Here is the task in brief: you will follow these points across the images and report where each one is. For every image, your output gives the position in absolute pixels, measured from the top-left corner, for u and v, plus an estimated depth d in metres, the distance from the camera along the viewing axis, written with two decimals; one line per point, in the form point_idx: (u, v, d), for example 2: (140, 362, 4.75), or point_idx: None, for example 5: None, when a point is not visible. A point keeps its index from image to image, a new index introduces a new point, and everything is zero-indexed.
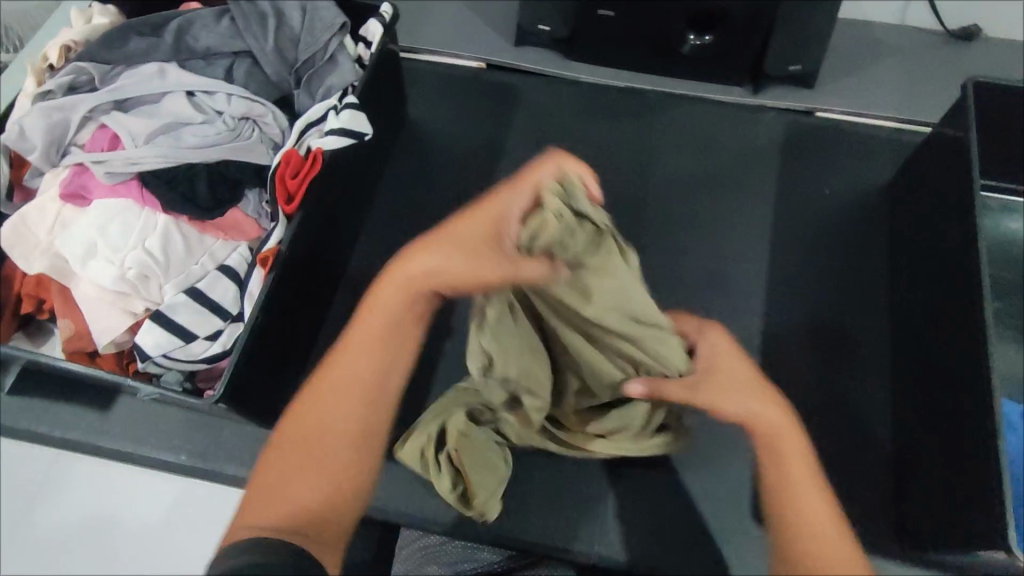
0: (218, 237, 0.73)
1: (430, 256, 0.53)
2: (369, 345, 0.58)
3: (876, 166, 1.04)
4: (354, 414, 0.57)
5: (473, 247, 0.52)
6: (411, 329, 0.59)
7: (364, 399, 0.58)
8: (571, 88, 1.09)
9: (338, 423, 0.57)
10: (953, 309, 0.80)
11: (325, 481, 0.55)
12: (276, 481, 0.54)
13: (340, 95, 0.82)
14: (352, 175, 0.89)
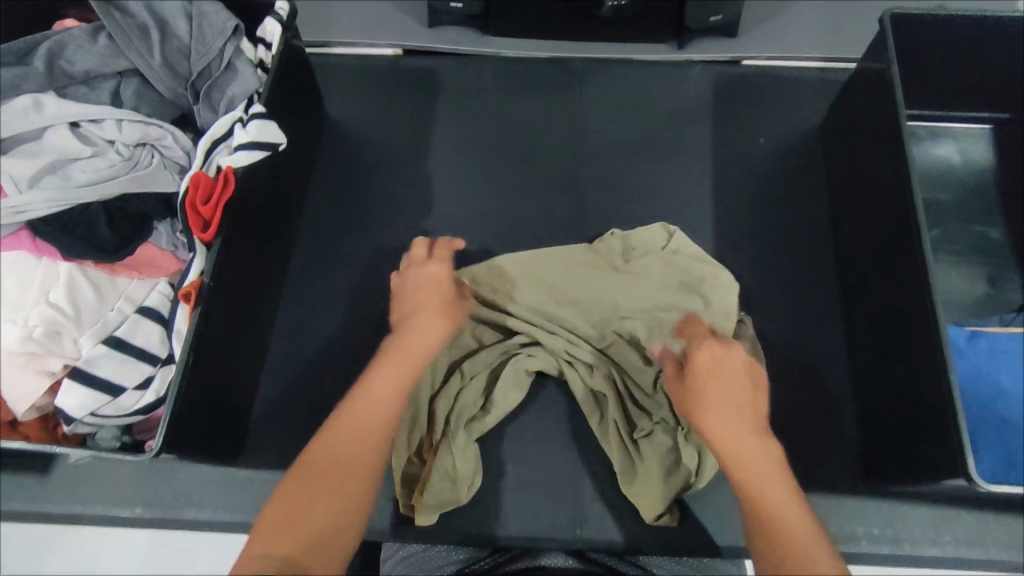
0: (131, 277, 0.67)
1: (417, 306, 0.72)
2: (391, 376, 0.68)
3: (806, 107, 1.04)
4: (368, 454, 0.64)
5: (442, 297, 0.74)
6: (406, 368, 0.68)
7: (368, 434, 0.64)
8: (494, 64, 1.07)
9: (347, 459, 0.63)
10: (894, 242, 0.79)
11: (320, 516, 0.60)
12: (290, 517, 0.59)
13: (244, 106, 0.77)
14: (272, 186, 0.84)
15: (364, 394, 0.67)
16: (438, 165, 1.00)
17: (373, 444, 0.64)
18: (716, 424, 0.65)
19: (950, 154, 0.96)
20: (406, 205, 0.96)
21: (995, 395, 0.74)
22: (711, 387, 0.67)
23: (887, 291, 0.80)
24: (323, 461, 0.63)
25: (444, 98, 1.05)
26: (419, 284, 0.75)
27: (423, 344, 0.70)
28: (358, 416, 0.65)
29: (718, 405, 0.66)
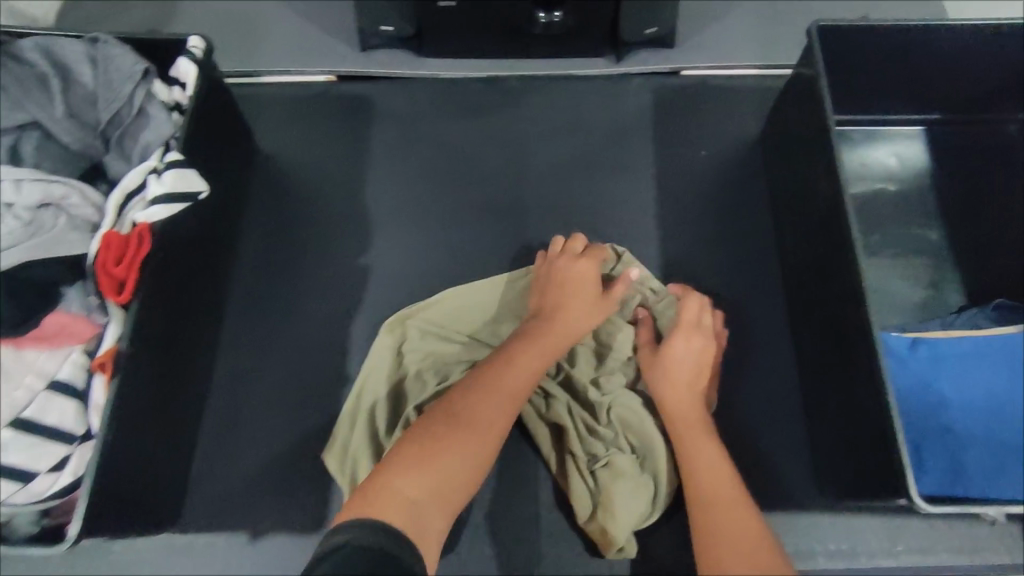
0: (41, 350, 0.63)
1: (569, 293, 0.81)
2: (533, 356, 0.75)
3: (746, 115, 1.04)
4: (498, 419, 0.70)
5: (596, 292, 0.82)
6: (548, 352, 0.77)
7: (505, 402, 0.71)
8: (430, 87, 1.04)
9: (486, 427, 0.69)
10: (832, 255, 0.79)
11: (453, 462, 0.65)
12: (421, 456, 0.64)
13: (159, 153, 0.72)
14: (196, 236, 0.80)
15: (509, 366, 0.74)
16: (376, 196, 0.97)
17: (506, 413, 0.71)
18: (672, 389, 0.78)
19: (885, 158, 0.97)
20: (345, 241, 0.93)
21: (939, 404, 0.75)
22: (677, 364, 0.79)
23: (827, 306, 0.80)
24: (462, 423, 0.68)
25: (380, 125, 1.02)
26: (578, 276, 0.82)
27: (557, 334, 0.78)
28: (500, 386, 0.72)
29: (676, 380, 0.78)
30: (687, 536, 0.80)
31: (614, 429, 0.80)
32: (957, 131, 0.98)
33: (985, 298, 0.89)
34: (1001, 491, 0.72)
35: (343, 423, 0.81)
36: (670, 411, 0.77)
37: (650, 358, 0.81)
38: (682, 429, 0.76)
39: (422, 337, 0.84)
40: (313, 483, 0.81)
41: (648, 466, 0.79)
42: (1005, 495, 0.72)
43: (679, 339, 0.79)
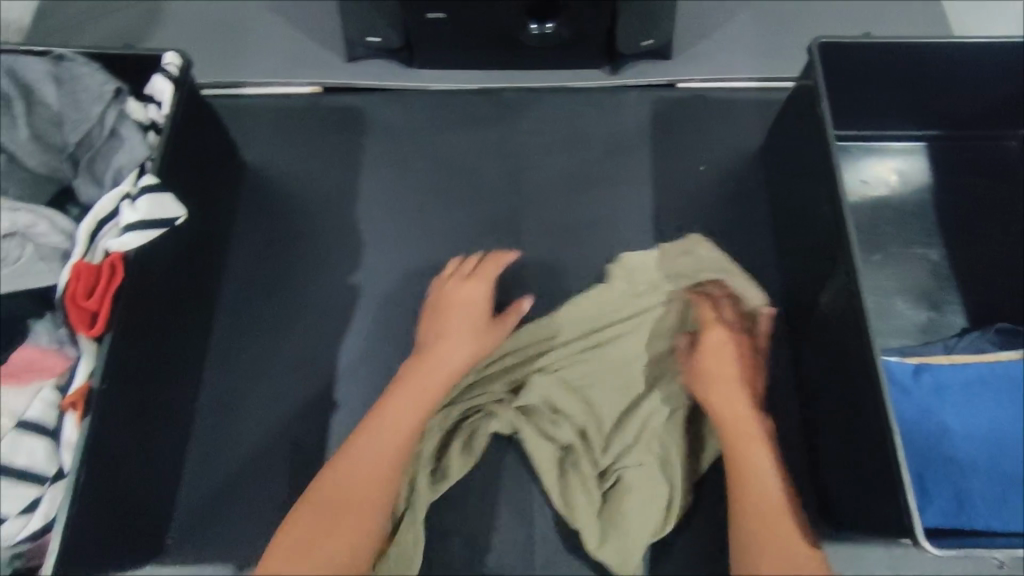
0: (11, 385, 0.60)
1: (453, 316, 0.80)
2: (407, 406, 0.73)
3: (745, 128, 1.02)
4: (379, 463, 0.69)
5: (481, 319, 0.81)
6: (426, 381, 0.75)
7: (399, 432, 0.72)
8: (421, 99, 1.01)
9: (380, 463, 0.69)
10: (833, 277, 0.77)
11: (351, 528, 0.65)
12: (305, 528, 0.65)
13: (133, 176, 0.69)
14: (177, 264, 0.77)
15: (410, 394, 0.74)
16: (366, 212, 0.94)
17: (403, 443, 0.71)
18: (717, 392, 0.76)
19: (885, 175, 0.95)
20: (333, 259, 0.90)
21: (941, 434, 0.73)
22: (717, 364, 0.78)
23: (830, 334, 0.79)
24: (360, 470, 0.69)
25: (370, 137, 0.99)
26: (467, 297, 0.82)
27: (456, 357, 0.77)
28: (390, 428, 0.72)
29: (720, 380, 0.77)
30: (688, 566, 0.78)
31: (633, 441, 0.79)
32: (960, 146, 0.95)
33: (988, 319, 0.87)
34: (1006, 521, 0.70)
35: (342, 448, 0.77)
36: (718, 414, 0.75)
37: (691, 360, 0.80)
38: (734, 434, 0.73)
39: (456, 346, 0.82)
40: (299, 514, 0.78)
41: (666, 475, 0.78)
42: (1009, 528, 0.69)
43: (717, 336, 0.79)
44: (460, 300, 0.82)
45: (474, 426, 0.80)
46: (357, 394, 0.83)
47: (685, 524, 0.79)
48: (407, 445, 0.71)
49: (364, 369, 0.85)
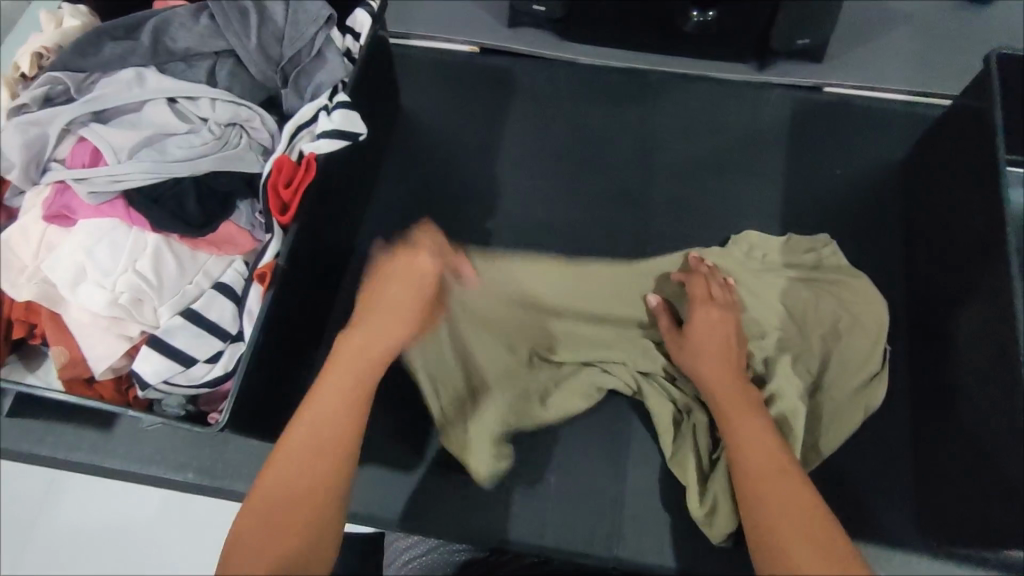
0: (211, 253, 0.69)
1: (376, 309, 0.72)
2: (336, 390, 0.65)
3: (888, 139, 1.01)
4: (301, 469, 0.60)
5: (415, 304, 0.72)
6: (364, 376, 0.66)
7: (345, 405, 0.64)
8: (570, 71, 1.07)
9: (329, 438, 0.62)
10: (979, 289, 0.79)
11: (268, 543, 0.56)
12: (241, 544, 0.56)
13: (329, 94, 0.78)
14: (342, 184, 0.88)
15: (348, 349, 0.68)
16: (506, 166, 1.00)
17: (351, 418, 0.64)
18: (700, 363, 0.77)
19: None
20: (472, 205, 0.97)
21: None
22: (706, 339, 0.78)
23: (969, 350, 0.79)
24: (314, 443, 0.61)
25: (518, 99, 1.05)
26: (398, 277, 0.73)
27: (382, 334, 0.70)
28: (303, 426, 0.62)
29: (708, 358, 0.77)
30: None
31: None
32: None
33: None
34: None
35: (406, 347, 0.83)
36: (708, 383, 0.76)
37: (674, 338, 0.81)
38: (727, 407, 0.73)
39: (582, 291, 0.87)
40: (414, 425, 0.85)
41: None
42: None
43: (701, 313, 0.80)
44: (383, 282, 0.73)
45: (596, 378, 0.84)
46: None
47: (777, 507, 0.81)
48: (331, 446, 0.62)
49: None
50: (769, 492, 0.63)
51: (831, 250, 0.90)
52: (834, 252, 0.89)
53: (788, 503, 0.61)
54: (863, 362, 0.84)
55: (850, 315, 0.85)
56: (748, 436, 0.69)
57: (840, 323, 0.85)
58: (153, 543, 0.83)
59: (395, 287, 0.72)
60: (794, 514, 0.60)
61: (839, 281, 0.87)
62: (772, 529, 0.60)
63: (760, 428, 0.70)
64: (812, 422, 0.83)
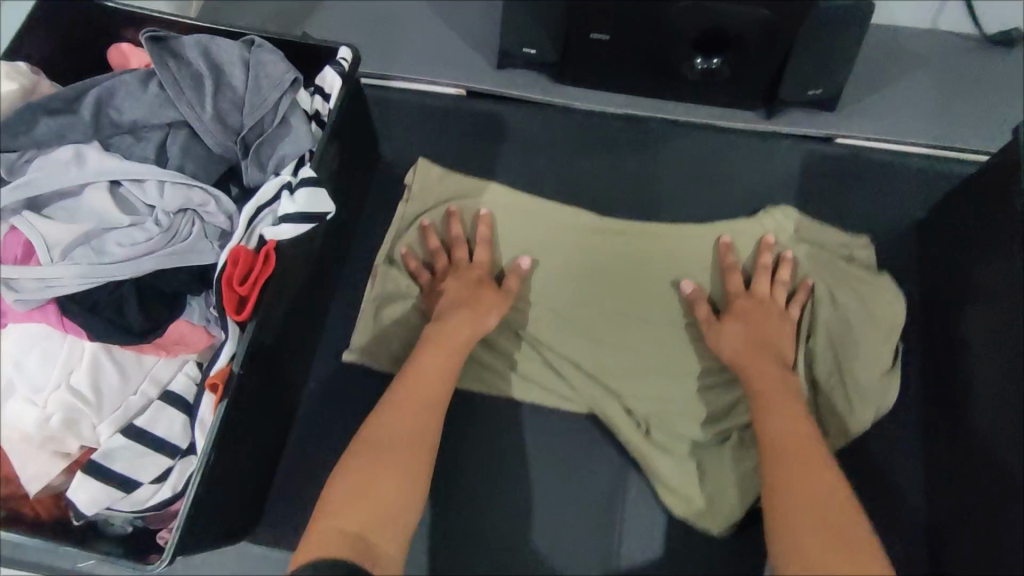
0: (159, 356, 0.62)
1: (453, 295, 0.82)
2: (437, 359, 0.77)
3: (903, 196, 0.94)
4: (405, 426, 0.69)
5: (485, 285, 0.83)
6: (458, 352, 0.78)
7: (415, 409, 0.72)
8: (563, 117, 0.99)
9: (401, 443, 0.68)
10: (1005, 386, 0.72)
11: (390, 487, 0.63)
12: (351, 490, 0.62)
13: (293, 165, 0.71)
14: (321, 253, 0.81)
15: (443, 329, 0.79)
16: None
17: (424, 423, 0.71)
18: (739, 347, 0.79)
19: None
20: None
21: None
22: (754, 328, 0.80)
23: (993, 425, 0.74)
24: (383, 443, 0.67)
25: (507, 149, 0.98)
26: (465, 289, 0.82)
27: (464, 309, 0.80)
28: (411, 388, 0.74)
29: (754, 346, 0.78)
30: None
31: None
32: None
33: None
34: None
35: (366, 328, 0.86)
36: (747, 369, 0.77)
37: (712, 321, 0.82)
38: (765, 396, 0.74)
39: (597, 270, 0.89)
40: None
41: None
42: None
43: (743, 303, 0.82)
44: (460, 273, 0.85)
45: (604, 358, 0.86)
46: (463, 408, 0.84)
47: None
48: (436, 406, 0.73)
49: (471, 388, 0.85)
50: (797, 473, 0.64)
51: (862, 246, 0.89)
52: (869, 254, 0.89)
53: (810, 490, 0.63)
54: (877, 356, 0.83)
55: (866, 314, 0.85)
56: (777, 424, 0.70)
57: (857, 323, 0.84)
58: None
59: (466, 279, 0.84)
60: (814, 499, 0.61)
61: (861, 277, 0.87)
62: (791, 482, 0.64)
63: (797, 424, 0.70)
64: None
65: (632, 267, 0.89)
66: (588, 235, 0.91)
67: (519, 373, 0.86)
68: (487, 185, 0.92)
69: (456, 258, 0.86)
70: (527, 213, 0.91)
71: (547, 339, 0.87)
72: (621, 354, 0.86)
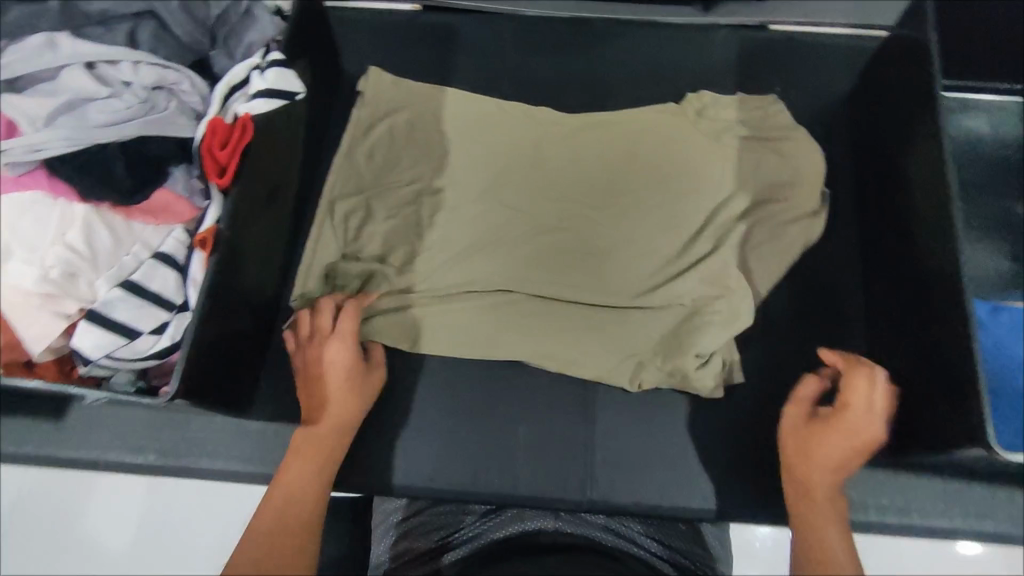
0: (147, 222, 0.67)
1: (301, 364, 0.79)
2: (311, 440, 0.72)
3: (835, 72, 1.01)
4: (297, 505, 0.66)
5: (340, 350, 0.77)
6: (336, 437, 0.74)
7: (300, 494, 0.68)
8: (513, 24, 1.04)
9: (292, 522, 0.65)
10: (920, 207, 0.79)
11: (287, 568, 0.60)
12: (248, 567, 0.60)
13: (261, 53, 0.75)
14: (278, 155, 0.85)
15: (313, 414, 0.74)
16: (453, 124, 0.96)
17: (315, 504, 0.67)
18: (842, 461, 0.67)
19: (977, 129, 0.95)
20: (421, 163, 0.95)
21: (1015, 369, 0.75)
22: (835, 447, 0.67)
23: (920, 241, 0.79)
24: (278, 522, 0.64)
25: (462, 57, 1.03)
26: (337, 360, 0.76)
27: (331, 384, 0.76)
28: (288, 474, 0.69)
29: (823, 461, 0.67)
30: (739, 477, 0.82)
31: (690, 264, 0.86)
32: None
33: None
34: None
35: (318, 236, 0.91)
36: (812, 489, 0.66)
37: (825, 415, 0.69)
38: (816, 513, 0.64)
39: (540, 157, 0.94)
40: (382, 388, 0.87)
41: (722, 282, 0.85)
42: None
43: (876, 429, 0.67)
44: (300, 359, 0.78)
45: (542, 239, 0.90)
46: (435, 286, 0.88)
47: (744, 438, 0.84)
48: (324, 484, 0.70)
49: (443, 269, 0.89)
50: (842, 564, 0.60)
51: (778, 108, 0.95)
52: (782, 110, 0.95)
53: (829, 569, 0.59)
54: (801, 201, 0.90)
55: (790, 169, 0.92)
56: (825, 520, 0.64)
57: (784, 176, 0.91)
58: (138, 521, 0.85)
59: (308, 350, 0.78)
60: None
61: (782, 137, 0.93)
62: None
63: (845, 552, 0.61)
64: (767, 355, 0.87)
65: (569, 152, 0.94)
66: (533, 126, 0.96)
67: (455, 246, 0.90)
68: (445, 90, 0.98)
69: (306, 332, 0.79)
70: (472, 109, 0.97)
71: (486, 215, 0.91)
72: (558, 235, 0.90)
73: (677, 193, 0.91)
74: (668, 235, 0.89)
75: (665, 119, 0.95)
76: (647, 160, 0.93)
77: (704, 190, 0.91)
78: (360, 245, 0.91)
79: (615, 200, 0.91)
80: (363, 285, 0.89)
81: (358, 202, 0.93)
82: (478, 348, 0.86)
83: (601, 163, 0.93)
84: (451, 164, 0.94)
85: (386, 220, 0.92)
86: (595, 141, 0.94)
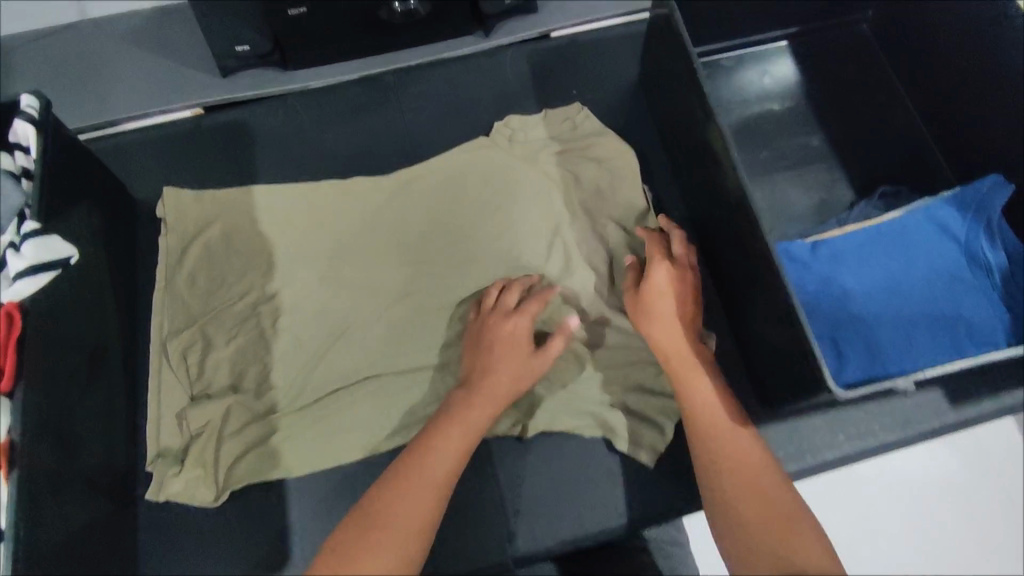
0: None
1: (492, 320, 0.80)
2: (450, 418, 0.72)
3: (623, 61, 1.05)
4: (420, 504, 0.64)
5: (508, 313, 0.80)
6: (487, 413, 0.74)
7: (433, 485, 0.66)
8: (302, 100, 1.01)
9: (407, 516, 0.64)
10: (719, 176, 0.83)
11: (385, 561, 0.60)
12: (347, 559, 0.60)
13: (15, 225, 0.72)
14: (86, 320, 0.77)
15: (483, 383, 0.75)
16: (268, 220, 0.91)
17: (434, 502, 0.65)
18: (661, 329, 0.76)
19: (755, 79, 1.02)
20: (245, 272, 0.88)
21: (844, 297, 0.80)
22: (659, 301, 0.77)
23: (727, 209, 0.83)
24: (395, 515, 0.63)
25: (261, 148, 0.99)
26: (520, 323, 0.79)
27: (495, 355, 0.77)
28: (435, 446, 0.69)
29: (662, 318, 0.77)
30: (651, 479, 0.83)
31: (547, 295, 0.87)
32: (816, 39, 1.03)
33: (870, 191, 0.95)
34: (917, 358, 0.77)
35: (158, 387, 0.84)
36: (666, 352, 0.75)
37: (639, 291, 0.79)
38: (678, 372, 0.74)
39: (367, 230, 0.91)
40: (270, 522, 0.80)
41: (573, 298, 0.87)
42: (925, 354, 0.77)
43: (660, 278, 0.78)
44: (482, 320, 0.80)
45: (396, 315, 0.87)
46: (295, 398, 0.83)
47: None
48: (454, 474, 0.68)
49: (300, 378, 0.84)
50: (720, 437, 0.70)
51: (586, 115, 0.98)
52: (586, 113, 0.97)
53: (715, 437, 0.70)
54: (630, 194, 0.92)
55: (608, 167, 0.94)
56: (697, 377, 0.73)
57: (604, 174, 0.93)
58: None
59: (491, 320, 0.80)
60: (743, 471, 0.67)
61: (593, 136, 0.95)
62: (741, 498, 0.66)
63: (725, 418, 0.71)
64: None
65: (395, 215, 0.92)
66: (352, 199, 0.93)
67: (309, 349, 0.85)
68: (252, 188, 0.92)
69: (496, 307, 0.81)
70: (284, 201, 0.92)
71: (330, 307, 0.87)
72: (411, 304, 0.88)
73: (510, 224, 0.91)
74: (512, 269, 0.89)
75: (478, 154, 0.94)
76: (473, 202, 0.92)
77: (534, 211, 0.91)
78: (208, 380, 0.83)
79: (455, 251, 0.90)
80: (224, 420, 0.81)
81: (192, 334, 0.85)
82: (363, 447, 0.82)
83: (431, 217, 0.92)
84: (280, 264, 0.89)
85: (228, 345, 0.85)
86: (420, 197, 0.93)
